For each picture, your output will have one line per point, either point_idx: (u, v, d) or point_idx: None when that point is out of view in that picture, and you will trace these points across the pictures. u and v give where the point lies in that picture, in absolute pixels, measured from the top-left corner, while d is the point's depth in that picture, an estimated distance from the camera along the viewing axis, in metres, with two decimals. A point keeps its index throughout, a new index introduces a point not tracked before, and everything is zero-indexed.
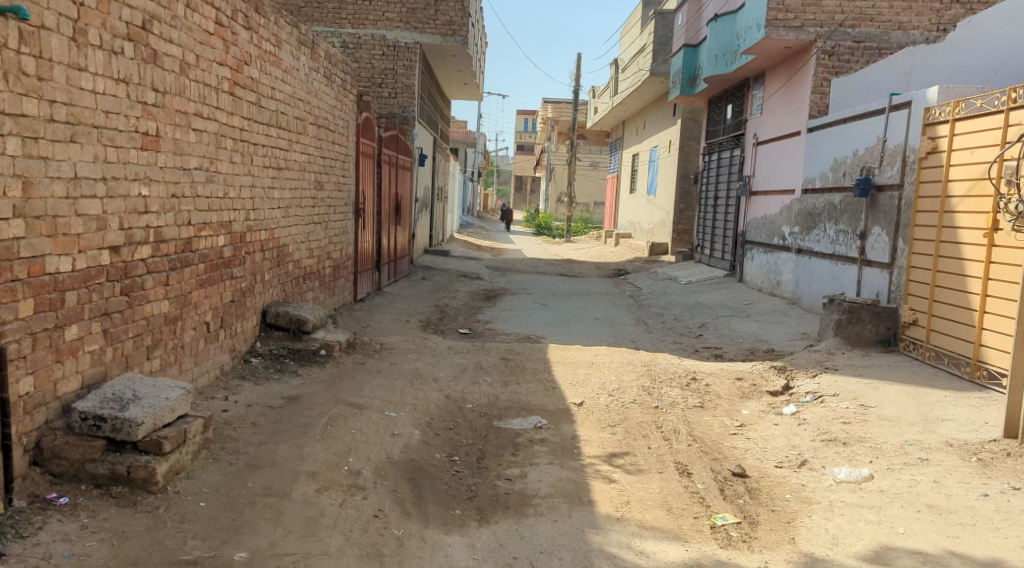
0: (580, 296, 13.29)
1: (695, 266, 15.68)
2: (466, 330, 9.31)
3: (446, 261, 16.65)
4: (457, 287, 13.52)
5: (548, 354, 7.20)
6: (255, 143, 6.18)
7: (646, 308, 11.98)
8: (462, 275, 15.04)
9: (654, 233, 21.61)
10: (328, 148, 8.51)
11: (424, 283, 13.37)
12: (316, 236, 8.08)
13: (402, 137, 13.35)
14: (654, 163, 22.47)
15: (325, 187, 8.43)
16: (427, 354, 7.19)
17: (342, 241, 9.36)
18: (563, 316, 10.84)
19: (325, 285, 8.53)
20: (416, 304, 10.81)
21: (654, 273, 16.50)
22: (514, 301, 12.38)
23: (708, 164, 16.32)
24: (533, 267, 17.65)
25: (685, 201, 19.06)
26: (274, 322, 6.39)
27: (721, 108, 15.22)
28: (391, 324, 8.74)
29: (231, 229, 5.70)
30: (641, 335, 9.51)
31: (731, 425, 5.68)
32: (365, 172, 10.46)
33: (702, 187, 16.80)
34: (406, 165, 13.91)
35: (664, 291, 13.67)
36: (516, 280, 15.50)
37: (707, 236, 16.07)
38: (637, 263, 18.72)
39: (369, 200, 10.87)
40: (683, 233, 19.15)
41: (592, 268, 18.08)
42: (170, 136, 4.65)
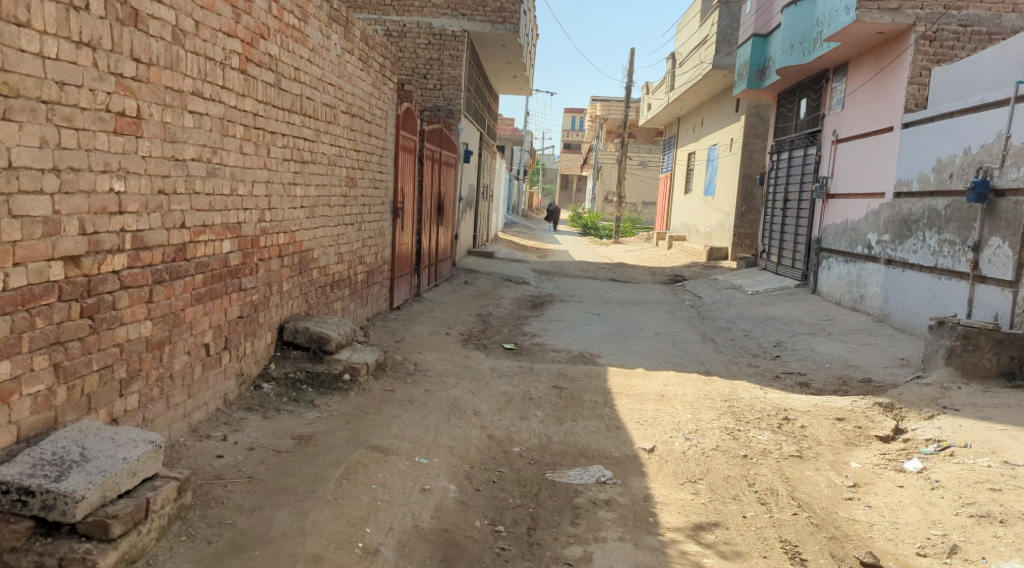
0: (635, 306, 12.24)
1: (760, 275, 14.46)
2: (512, 345, 8.35)
3: (490, 264, 15.73)
4: (502, 293, 12.57)
5: (609, 381, 6.19)
6: (272, 131, 5.28)
7: (710, 321, 10.86)
8: (508, 279, 14.09)
9: (711, 237, 20.47)
10: (362, 140, 7.61)
11: (467, 288, 12.45)
12: (346, 239, 7.19)
13: (446, 131, 12.44)
14: (712, 162, 21.26)
15: (358, 184, 7.54)
16: (468, 378, 6.25)
17: (377, 244, 8.46)
18: (619, 330, 9.82)
19: (357, 293, 7.64)
20: (457, 313, 9.89)
21: (714, 280, 15.31)
22: (564, 310, 11.39)
23: (775, 164, 15.07)
24: (582, 272, 16.62)
25: (747, 203, 17.82)
26: (291, 341, 5.53)
27: (794, 102, 13.97)
28: (429, 338, 7.82)
29: (239, 233, 4.80)
30: (709, 355, 8.43)
31: (841, 484, 4.60)
32: (405, 167, 9.56)
33: (769, 189, 15.54)
34: (450, 161, 13.00)
35: (728, 301, 12.51)
36: (565, 285, 14.50)
37: (773, 242, 14.84)
38: (693, 269, 17.54)
39: (409, 198, 9.97)
40: (744, 237, 17.92)
41: (646, 273, 16.97)
42: (157, 119, 3.77)
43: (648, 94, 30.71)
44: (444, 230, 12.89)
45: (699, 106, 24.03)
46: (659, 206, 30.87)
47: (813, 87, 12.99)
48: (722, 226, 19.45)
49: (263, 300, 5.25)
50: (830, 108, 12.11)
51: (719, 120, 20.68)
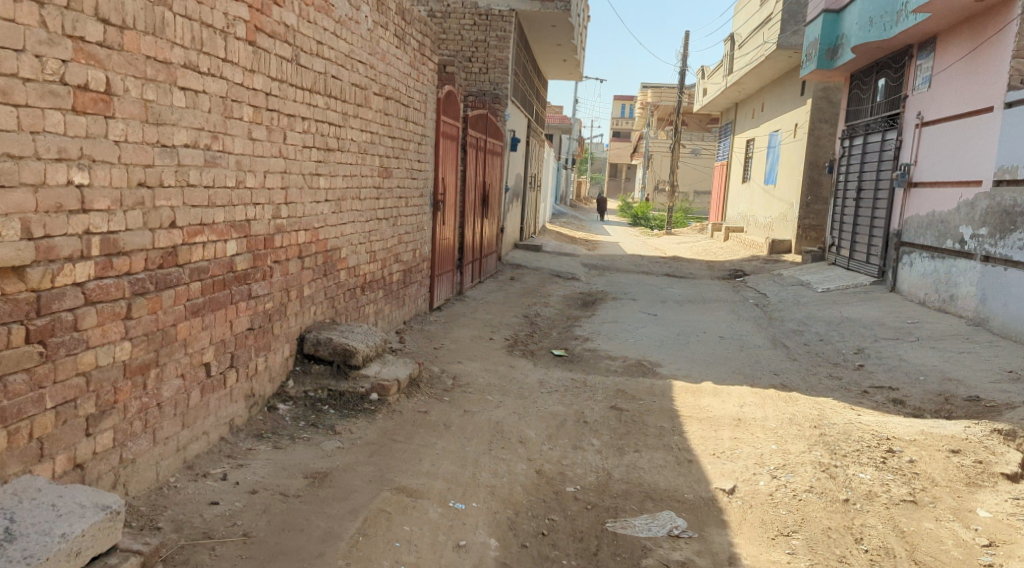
0: (694, 304, 11.37)
1: (829, 271, 13.40)
2: (562, 351, 7.61)
3: (539, 258, 15.00)
4: (551, 290, 11.82)
5: (675, 399, 5.40)
6: (288, 113, 4.61)
7: (778, 323, 9.94)
8: (557, 275, 13.34)
9: (773, 228, 19.47)
10: (398, 126, 6.92)
11: (514, 285, 11.74)
12: (379, 235, 6.53)
13: (492, 118, 11.71)
14: (774, 149, 20.19)
15: (393, 174, 6.86)
16: (513, 393, 5.53)
17: (416, 240, 7.79)
18: (680, 332, 9.00)
19: (391, 293, 6.98)
20: (502, 313, 9.18)
21: (778, 276, 14.29)
22: (618, 309, 10.59)
23: (846, 150, 13.96)
24: (635, 266, 15.77)
25: (813, 193, 16.70)
26: (313, 354, 4.88)
27: (871, 83, 12.84)
28: (471, 343, 7.13)
29: (248, 232, 4.14)
30: (782, 364, 7.56)
31: (972, 540, 3.70)
32: (447, 155, 8.87)
33: (838, 177, 14.43)
34: (496, 150, 12.27)
35: (796, 300, 11.54)
36: (618, 281, 13.68)
37: (843, 234, 13.76)
38: (754, 263, 16.51)
39: (451, 188, 9.27)
40: (809, 229, 16.88)
41: (703, 268, 16.01)
42: (136, 96, 3.09)
43: (703, 79, 29.52)
44: (489, 224, 12.19)
45: (760, 90, 22.84)
46: (714, 196, 29.69)
47: (894, 65, 11.87)
48: (784, 218, 18.33)
49: (278, 308, 4.60)
50: (914, 89, 11.00)
51: (782, 104, 19.51)
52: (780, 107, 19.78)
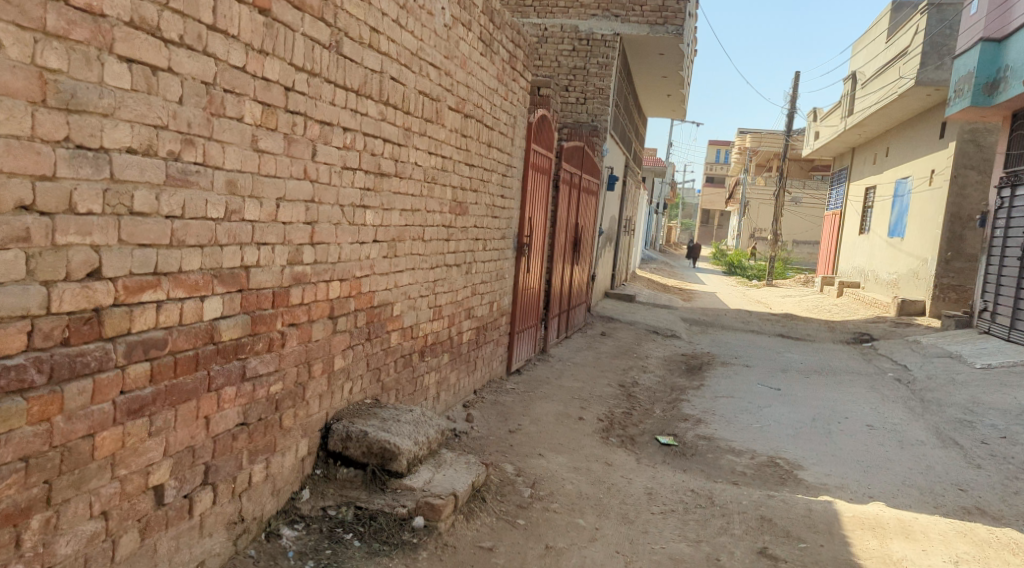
0: (823, 377, 9.57)
1: (984, 342, 11.32)
2: (669, 439, 6.05)
3: (633, 311, 13.46)
4: (650, 351, 10.26)
5: (850, 540, 3.79)
6: (320, 120, 3.33)
7: (936, 410, 8.08)
8: (655, 332, 11.76)
9: (899, 287, 17.68)
10: (479, 152, 5.63)
11: (607, 342, 10.25)
12: (447, 285, 5.21)
13: (590, 152, 10.36)
14: (904, 198, 18.35)
15: (469, 210, 5.55)
16: (615, 512, 4.02)
17: (494, 290, 6.44)
18: (814, 415, 7.30)
19: (459, 355, 5.61)
20: (596, 381, 7.70)
21: (915, 344, 12.25)
22: (732, 381, 8.93)
23: (1010, 202, 12.00)
24: (742, 325, 14.01)
25: (954, 247, 14.92)
26: (340, 452, 3.53)
27: None
28: (558, 424, 5.67)
29: (241, 285, 2.87)
30: (963, 471, 5.78)
31: None
32: (537, 190, 7.53)
33: (996, 231, 12.44)
34: (592, 189, 10.90)
35: (948, 378, 9.59)
36: (725, 343, 11.98)
37: (1005, 297, 11.73)
38: (881, 326, 14.44)
39: (541, 229, 7.92)
40: (949, 290, 15.12)
41: (821, 330, 14.08)
42: (22, 61, 2.01)
43: (815, 121, 27.52)
44: (580, 272, 10.76)
45: (884, 132, 20.81)
46: (824, 248, 27.46)
47: None
48: (916, 276, 16.46)
49: (290, 391, 3.28)
50: None
51: (915, 148, 17.65)
52: (912, 152, 17.99)
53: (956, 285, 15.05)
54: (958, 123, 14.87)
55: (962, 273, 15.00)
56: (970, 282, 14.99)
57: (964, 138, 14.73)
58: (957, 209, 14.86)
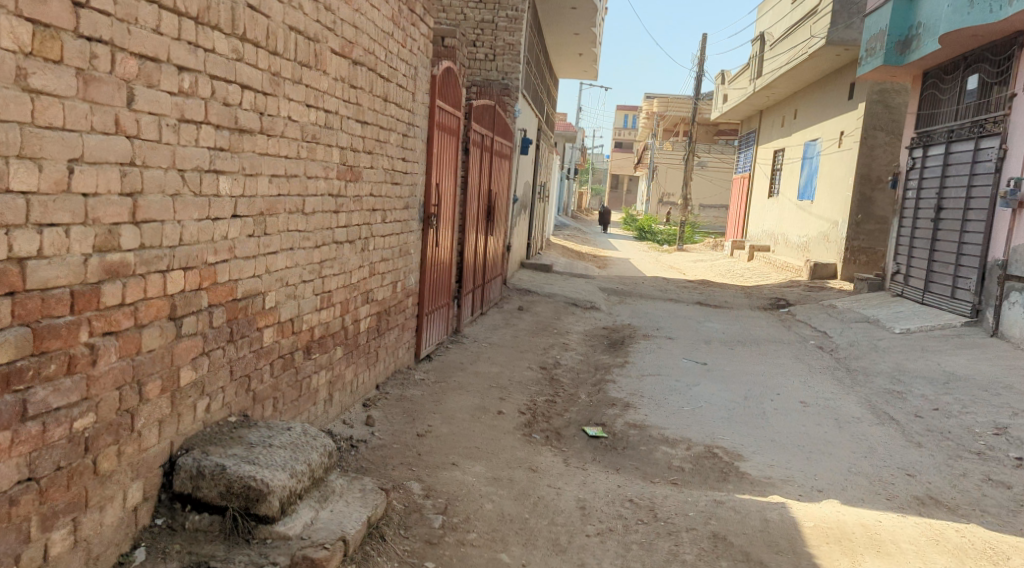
0: (747, 348, 9.25)
1: (899, 306, 11.30)
2: (597, 430, 5.46)
3: (550, 282, 12.88)
4: (570, 326, 9.69)
5: (817, 560, 3.26)
6: (139, 54, 2.45)
7: (864, 381, 7.84)
8: (574, 305, 11.21)
9: (810, 249, 17.83)
10: (371, 108, 4.77)
11: (525, 318, 9.61)
12: (336, 267, 4.38)
13: (500, 113, 9.57)
14: (813, 160, 18.44)
15: (362, 177, 4.70)
16: (545, 538, 3.38)
17: (396, 269, 5.63)
18: (745, 393, 6.89)
19: (354, 347, 4.80)
20: (514, 364, 7.04)
21: (832, 309, 12.19)
22: (657, 356, 8.46)
23: (921, 164, 11.91)
24: (660, 294, 13.66)
25: (863, 210, 14.99)
26: (189, 494, 2.71)
27: (960, 80, 11.02)
28: (474, 422, 4.98)
29: (9, 277, 2.07)
30: (905, 452, 5.44)
31: None
32: (444, 154, 6.71)
33: (908, 192, 12.45)
34: (505, 154, 10.14)
35: (869, 345, 9.44)
36: (646, 314, 11.56)
37: (918, 260, 11.74)
38: (795, 291, 14.42)
39: (450, 197, 7.11)
40: (859, 251, 15.23)
41: (738, 297, 13.92)
42: None
43: (723, 84, 27.51)
44: (494, 243, 10.01)
45: (792, 94, 20.85)
46: (734, 212, 27.69)
47: (994, 57, 10.03)
48: (827, 239, 16.56)
49: (107, 424, 2.43)
50: None
51: (825, 110, 17.67)
52: (821, 114, 18.02)
53: (866, 248, 15.17)
54: (867, 84, 14.83)
55: (871, 235, 15.11)
56: (879, 245, 15.13)
57: (873, 99, 14.71)
58: (867, 171, 14.90)
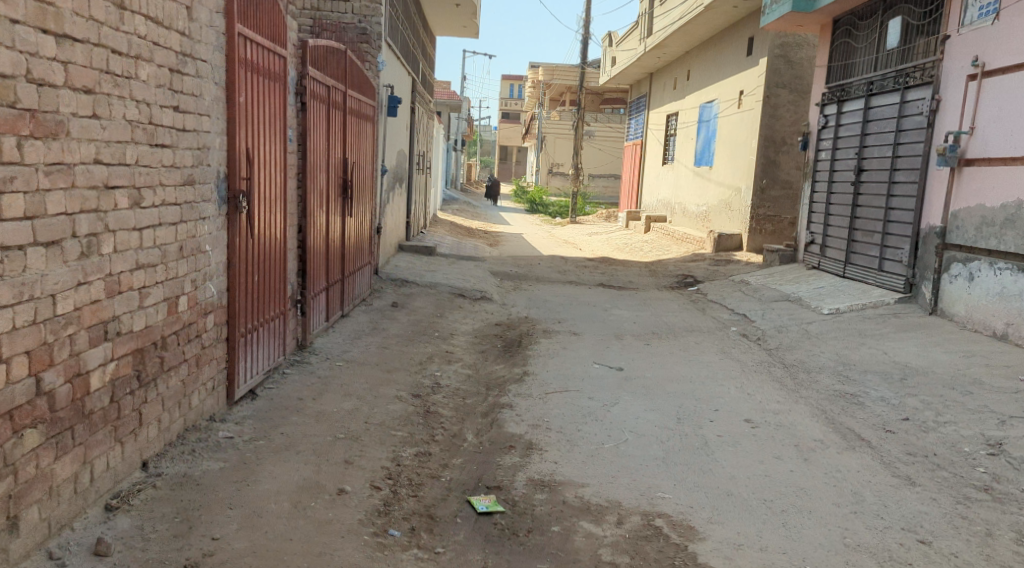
0: (666, 344, 7.82)
1: (820, 282, 10.22)
2: (490, 501, 3.75)
3: (432, 268, 11.07)
4: (454, 326, 7.95)
5: None
6: None
7: (808, 381, 6.53)
8: (460, 297, 9.47)
9: (710, 218, 16.83)
10: (81, 14, 2.79)
11: (398, 319, 7.79)
12: (5, 292, 2.43)
13: (355, 62, 7.60)
14: (710, 124, 17.42)
15: (68, 133, 2.72)
16: None
17: (174, 278, 3.68)
18: (676, 412, 5.40)
19: (78, 420, 2.87)
20: (376, 394, 5.23)
21: (746, 288, 11.03)
22: (561, 363, 6.86)
23: (837, 122, 10.80)
24: (559, 277, 12.13)
25: (768, 176, 13.97)
26: None
27: (878, 27, 9.91)
28: (296, 518, 3.17)
29: None
30: (900, 497, 4.07)
31: None
32: (261, 109, 4.75)
33: (820, 153, 11.34)
34: (365, 114, 8.16)
35: (799, 331, 8.21)
36: (545, 304, 9.97)
37: (835, 228, 10.67)
38: (701, 267, 13.26)
39: (279, 169, 5.16)
40: (765, 220, 14.23)
41: (642, 275, 12.62)
42: None
43: (610, 46, 26.17)
44: (356, 225, 8.07)
45: (685, 54, 19.70)
46: (627, 181, 26.62)
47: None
48: (729, 208, 15.53)
49: None
50: (963, 26, 7.96)
51: (722, 69, 16.56)
52: (717, 73, 16.91)
53: (771, 216, 14.17)
54: (768, 38, 13.70)
55: (777, 203, 14.13)
56: (785, 212, 14.18)
57: (775, 53, 13.60)
58: (771, 133, 13.85)
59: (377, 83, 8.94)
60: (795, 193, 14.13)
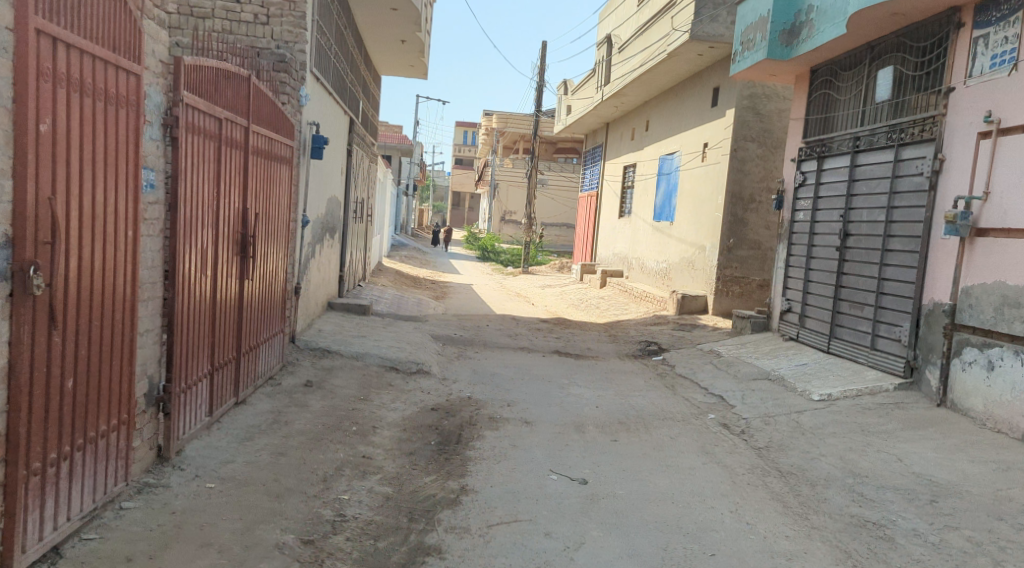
0: (635, 439, 6.52)
1: (802, 358, 9.09)
2: None
3: (364, 331, 9.63)
4: (379, 415, 6.51)
5: None
6: None
7: (815, 499, 5.26)
8: (392, 371, 8.04)
9: (670, 276, 15.79)
10: None
11: (309, 406, 6.31)
12: None
13: (263, 93, 6.25)
14: (670, 176, 16.52)
15: None
16: None
17: None
18: (660, 561, 4.04)
19: None
20: (250, 541, 3.75)
21: (717, 362, 9.85)
22: (508, 470, 5.48)
23: (816, 181, 9.82)
24: (508, 341, 10.79)
25: (735, 234, 12.98)
26: None
27: (864, 77, 8.99)
28: None
29: None
30: None
31: None
32: (87, 144, 3.33)
33: (799, 214, 10.34)
34: (278, 156, 6.79)
35: (789, 423, 7.01)
36: (491, 378, 8.61)
37: (815, 296, 9.62)
38: (665, 333, 12.09)
39: (125, 226, 3.73)
40: (732, 282, 13.19)
41: (601, 341, 11.38)
42: None
43: (565, 94, 25.35)
44: (262, 289, 6.62)
45: (644, 103, 18.87)
46: (581, 231, 25.62)
47: (913, 45, 8.04)
48: (692, 266, 14.49)
49: None
50: (972, 77, 7.03)
51: (684, 119, 15.67)
52: (679, 124, 16.02)
53: (739, 277, 13.14)
54: (735, 88, 12.82)
55: (745, 263, 13.12)
56: (753, 273, 13.17)
57: (743, 104, 12.70)
58: (738, 189, 12.89)
59: (297, 119, 7.58)
60: (764, 252, 13.15)
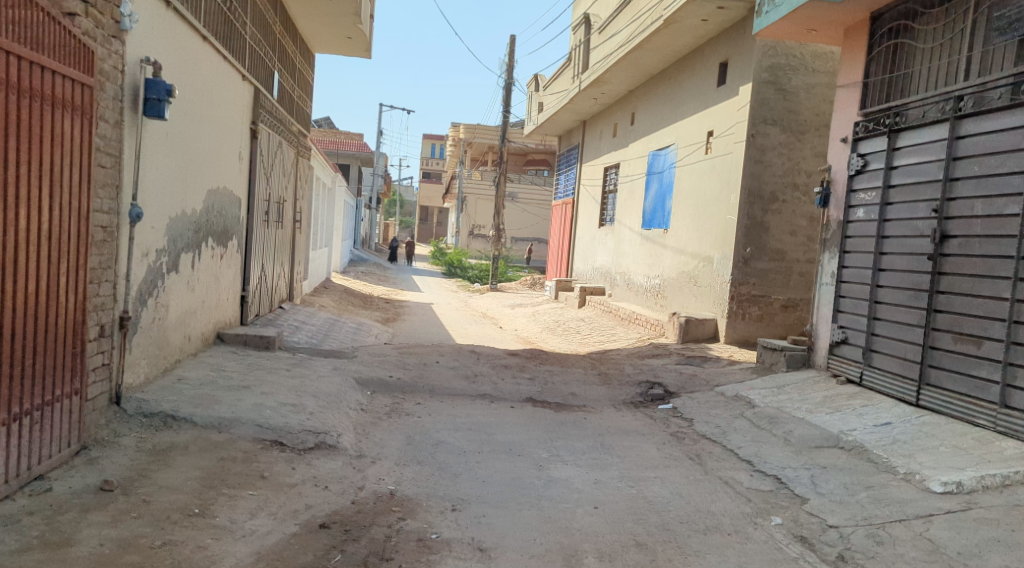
0: None
1: (883, 415, 6.35)
2: None
3: (254, 377, 6.73)
4: (210, 556, 3.61)
5: None
6: None
7: None
8: (275, 449, 5.15)
9: (666, 295, 13.07)
10: None
11: (71, 553, 3.41)
12: None
13: None
14: (663, 175, 13.83)
15: None
16: None
17: None
18: None
19: None
20: None
21: (753, 418, 7.10)
22: None
23: (886, 165, 7.12)
24: (464, 384, 7.95)
25: (752, 243, 10.33)
26: None
27: (967, 14, 6.33)
28: None
29: None
30: None
31: None
32: None
33: (856, 212, 7.64)
34: (29, 91, 3.91)
35: (915, 542, 4.24)
36: (431, 451, 5.74)
37: (886, 324, 6.97)
38: (670, 370, 9.33)
39: None
40: (748, 303, 10.50)
41: (590, 383, 8.56)
42: None
43: (536, 90, 22.69)
44: None
45: (628, 93, 16.26)
46: (555, 242, 22.94)
47: None
48: (695, 283, 11.82)
49: None
50: None
51: (681, 105, 13.04)
52: (675, 111, 13.38)
53: (758, 296, 10.47)
54: (752, 58, 10.21)
55: (765, 278, 10.46)
56: (775, 292, 10.49)
57: (762, 78, 10.08)
58: (756, 185, 10.26)
59: (99, 44, 4.67)
60: (789, 265, 10.50)
